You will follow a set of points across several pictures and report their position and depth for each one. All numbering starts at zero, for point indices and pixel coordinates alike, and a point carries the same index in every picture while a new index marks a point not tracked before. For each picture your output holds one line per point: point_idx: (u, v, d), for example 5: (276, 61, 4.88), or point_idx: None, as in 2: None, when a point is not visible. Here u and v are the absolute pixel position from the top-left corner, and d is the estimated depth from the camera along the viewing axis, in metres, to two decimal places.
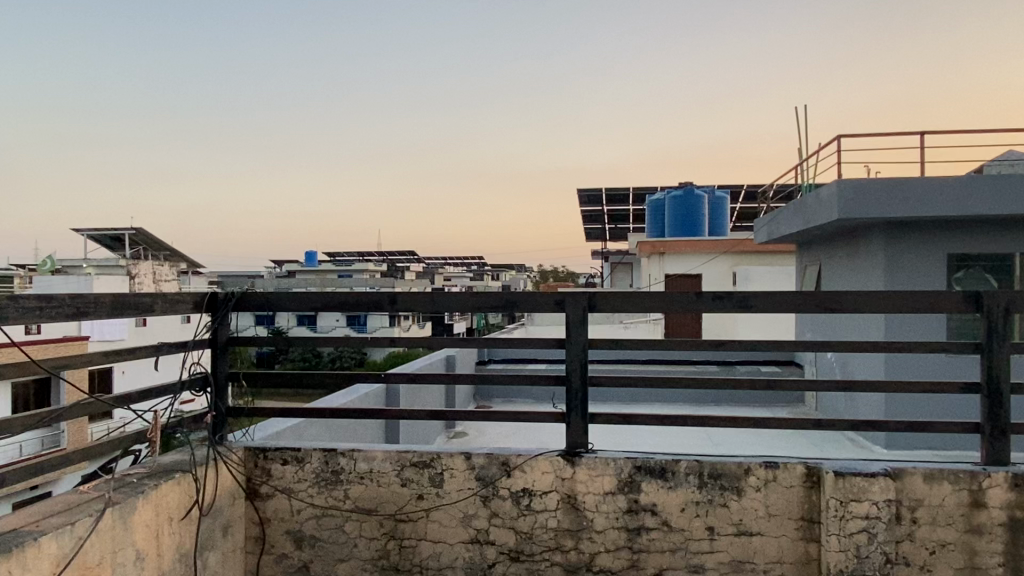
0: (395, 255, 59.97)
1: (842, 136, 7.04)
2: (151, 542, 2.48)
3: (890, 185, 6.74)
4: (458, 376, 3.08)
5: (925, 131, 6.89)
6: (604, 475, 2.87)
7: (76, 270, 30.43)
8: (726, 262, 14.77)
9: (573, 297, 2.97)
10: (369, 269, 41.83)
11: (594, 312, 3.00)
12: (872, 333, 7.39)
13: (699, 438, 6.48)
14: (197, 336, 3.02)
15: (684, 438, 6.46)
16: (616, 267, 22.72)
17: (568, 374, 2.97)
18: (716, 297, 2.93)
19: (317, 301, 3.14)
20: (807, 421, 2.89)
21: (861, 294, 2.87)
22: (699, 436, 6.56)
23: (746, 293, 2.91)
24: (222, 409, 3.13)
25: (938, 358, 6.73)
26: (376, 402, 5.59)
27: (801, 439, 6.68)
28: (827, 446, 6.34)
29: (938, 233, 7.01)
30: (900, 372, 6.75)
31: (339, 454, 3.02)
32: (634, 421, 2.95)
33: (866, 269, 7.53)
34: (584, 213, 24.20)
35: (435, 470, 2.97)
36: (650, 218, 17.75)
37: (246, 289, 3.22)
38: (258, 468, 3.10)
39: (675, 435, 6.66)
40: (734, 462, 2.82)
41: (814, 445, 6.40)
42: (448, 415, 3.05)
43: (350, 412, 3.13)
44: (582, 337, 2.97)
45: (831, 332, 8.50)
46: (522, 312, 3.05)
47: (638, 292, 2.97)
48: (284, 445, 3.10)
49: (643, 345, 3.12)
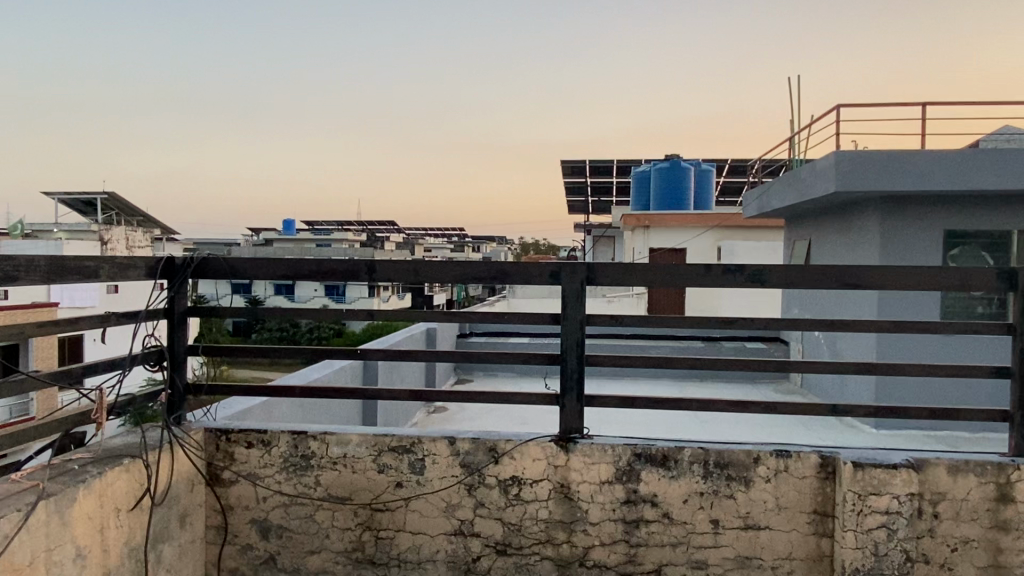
0: (374, 225, 59.35)
1: (841, 105, 6.68)
2: (93, 537, 2.19)
3: (889, 157, 6.49)
4: (440, 354, 2.79)
5: (926, 102, 6.65)
6: (601, 463, 2.62)
7: (46, 235, 29.68)
8: (711, 236, 14.59)
9: (570, 267, 2.69)
10: (348, 238, 41.40)
11: (592, 285, 2.73)
12: (864, 310, 7.22)
13: (686, 417, 6.30)
14: (150, 305, 2.70)
15: (670, 418, 6.29)
16: (598, 241, 22.55)
17: (563, 355, 2.70)
18: (727, 270, 2.67)
19: (286, 269, 2.84)
20: (822, 406, 2.65)
21: (885, 270, 2.63)
22: (686, 415, 6.39)
23: (759, 267, 2.66)
24: (179, 388, 2.83)
25: (931, 338, 6.57)
26: (353, 380, 5.32)
27: (789, 418, 6.53)
28: (816, 427, 6.21)
29: (935, 207, 6.82)
30: (891, 354, 6.60)
31: (310, 437, 2.76)
32: (634, 404, 2.70)
33: (859, 245, 7.33)
34: (567, 185, 23.94)
35: (415, 456, 2.71)
36: (634, 190, 17.48)
37: (209, 254, 2.91)
38: (219, 452, 2.81)
39: (661, 413, 6.48)
40: (743, 451, 2.58)
41: (803, 426, 6.25)
42: (431, 395, 2.77)
43: (322, 391, 2.85)
44: (580, 313, 2.70)
45: (820, 311, 8.31)
46: (512, 285, 2.77)
47: (641, 264, 2.69)
48: (248, 427, 2.82)
49: (646, 321, 2.85)
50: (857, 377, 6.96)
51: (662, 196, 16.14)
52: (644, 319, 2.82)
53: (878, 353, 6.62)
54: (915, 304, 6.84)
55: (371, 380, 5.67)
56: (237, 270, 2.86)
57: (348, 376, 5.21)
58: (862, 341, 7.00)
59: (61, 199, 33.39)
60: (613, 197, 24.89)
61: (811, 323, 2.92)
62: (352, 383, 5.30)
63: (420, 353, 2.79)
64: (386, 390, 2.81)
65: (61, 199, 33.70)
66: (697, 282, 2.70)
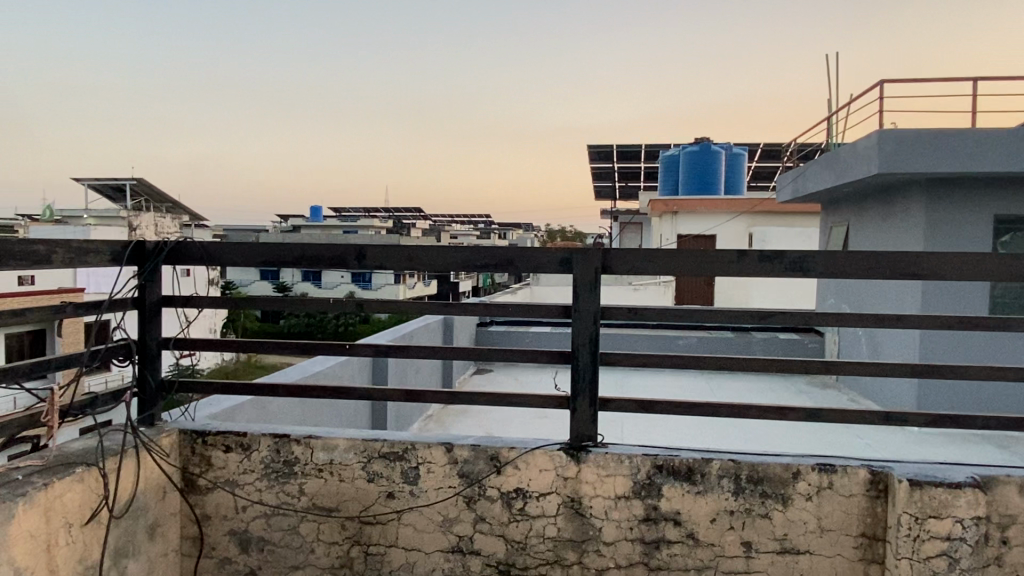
0: (401, 211, 59.23)
1: (886, 80, 6.23)
2: (38, 556, 1.94)
3: (937, 136, 6.03)
4: (438, 350, 2.49)
5: (978, 77, 6.16)
6: (617, 475, 2.31)
7: (76, 220, 29.94)
8: (742, 222, 14.10)
9: (583, 253, 2.37)
10: (374, 225, 41.33)
11: (608, 275, 2.41)
12: (905, 301, 6.78)
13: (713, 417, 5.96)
14: (115, 295, 2.44)
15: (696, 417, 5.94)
16: (625, 227, 22.09)
17: (575, 353, 2.39)
18: (763, 258, 2.34)
19: (266, 255, 2.56)
20: (872, 414, 2.31)
21: (947, 257, 2.28)
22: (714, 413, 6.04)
23: (801, 254, 2.32)
24: (150, 385, 2.58)
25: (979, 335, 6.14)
26: (360, 379, 5.02)
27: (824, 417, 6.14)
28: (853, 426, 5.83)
29: (985, 191, 6.35)
30: (935, 352, 6.17)
31: (293, 441, 2.48)
32: (654, 408, 2.38)
33: (902, 230, 6.89)
34: (594, 170, 23.46)
35: (408, 464, 2.42)
36: (663, 175, 17.00)
37: (184, 238, 2.63)
38: (196, 456, 2.55)
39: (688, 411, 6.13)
40: (779, 463, 2.25)
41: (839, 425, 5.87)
42: (427, 396, 2.48)
43: (308, 390, 2.57)
44: (595, 304, 2.38)
45: (859, 304, 7.86)
46: (519, 272, 2.45)
47: (665, 250, 2.36)
48: (227, 429, 2.55)
49: (670, 314, 2.51)
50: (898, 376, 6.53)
51: (692, 181, 15.65)
52: (667, 312, 2.49)
53: (921, 352, 6.17)
54: (962, 297, 6.39)
55: (381, 380, 5.36)
56: (213, 256, 2.59)
57: (354, 374, 4.91)
58: (904, 338, 6.56)
59: (91, 184, 33.70)
60: (641, 182, 24.36)
61: (859, 318, 2.53)
62: (359, 383, 4.99)
63: (415, 350, 2.50)
64: (378, 390, 2.52)
65: (90, 184, 34.05)
66: (729, 271, 2.36)
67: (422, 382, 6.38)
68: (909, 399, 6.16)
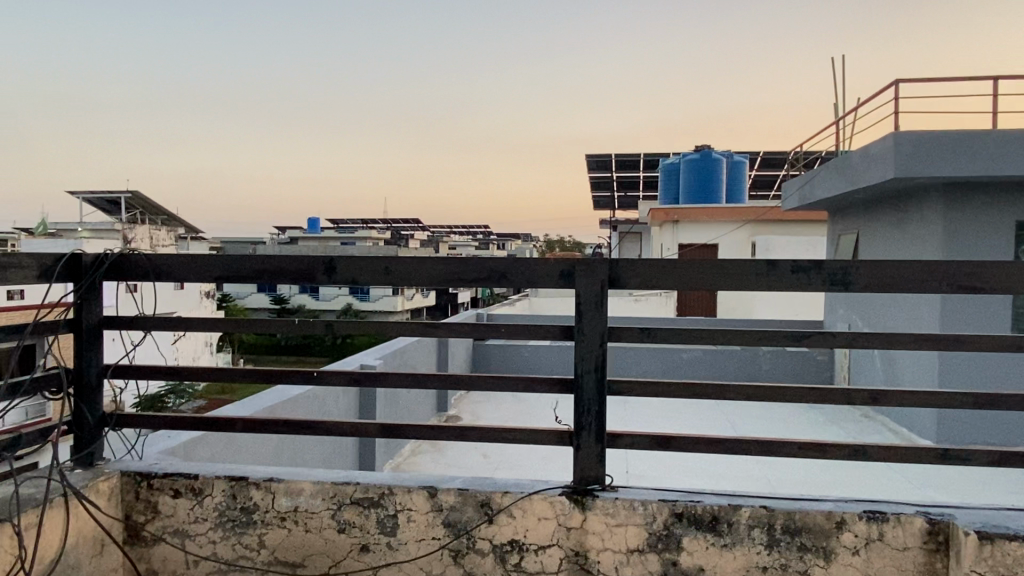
0: (399, 222, 58.97)
1: (901, 80, 5.92)
2: None
3: (957, 138, 5.71)
4: (421, 379, 2.16)
5: (998, 75, 5.84)
6: (629, 525, 1.97)
7: (69, 234, 29.54)
8: (744, 231, 13.79)
9: (586, 264, 2.05)
10: (372, 236, 41.04)
11: (614, 289, 2.08)
12: (921, 314, 6.44)
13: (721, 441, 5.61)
14: (44, 317, 2.11)
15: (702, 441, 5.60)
16: (625, 237, 21.78)
17: (578, 381, 2.05)
18: (797, 269, 2.00)
19: (219, 269, 2.23)
20: (926, 453, 1.97)
21: (1014, 268, 1.94)
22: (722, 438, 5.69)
23: (841, 264, 1.98)
24: (88, 421, 2.24)
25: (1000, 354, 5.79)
26: (342, 415, 4.51)
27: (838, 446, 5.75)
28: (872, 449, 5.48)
29: (1006, 196, 6.02)
30: (956, 369, 5.81)
31: (251, 485, 2.14)
32: (672, 446, 2.04)
33: (918, 237, 6.55)
34: (593, 180, 23.18)
35: (385, 512, 2.07)
36: (662, 184, 16.71)
37: (128, 252, 2.30)
38: (140, 502, 2.21)
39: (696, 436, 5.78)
40: (820, 510, 1.91)
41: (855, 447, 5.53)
42: (409, 431, 2.14)
43: (270, 424, 2.23)
44: (602, 323, 2.04)
45: (871, 317, 7.52)
46: (513, 287, 2.12)
47: (682, 260, 2.02)
48: (176, 470, 2.21)
49: (688, 336, 2.06)
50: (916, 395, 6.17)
51: (693, 189, 15.36)
52: (685, 332, 2.05)
53: (940, 380, 5.82)
54: (982, 311, 6.04)
55: (368, 415, 4.82)
56: (161, 270, 2.27)
57: (335, 410, 4.41)
58: (919, 359, 6.20)
59: (85, 198, 33.37)
60: (640, 192, 24.08)
61: (917, 342, 2.04)
62: (341, 417, 4.49)
63: (392, 378, 2.16)
64: (352, 425, 2.17)
65: (84, 197, 33.70)
66: (757, 285, 2.03)
67: (414, 415, 5.91)
68: (928, 426, 5.82)
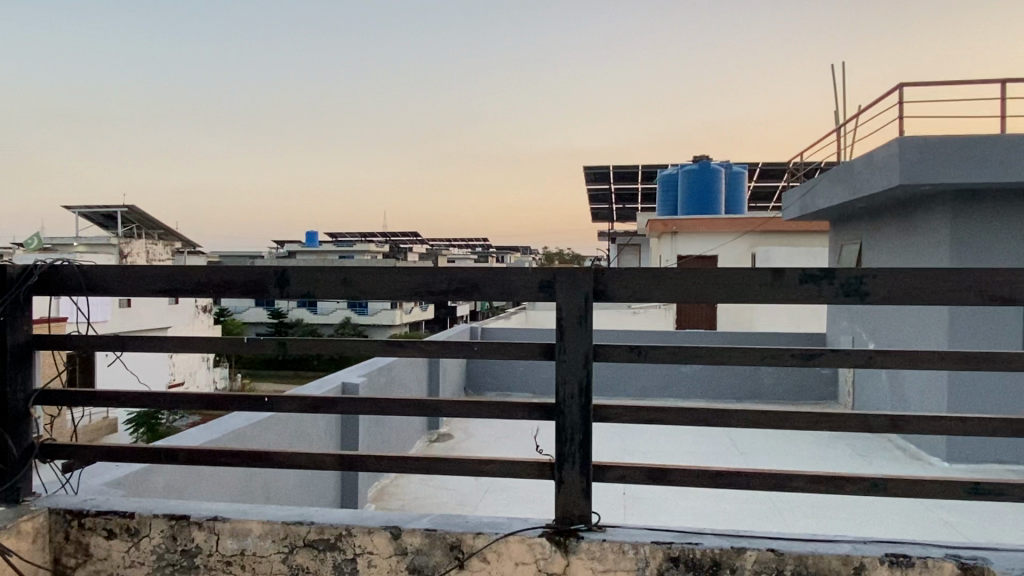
0: (397, 235, 58.82)
1: (905, 83, 5.71)
2: None
3: (964, 143, 5.49)
4: (384, 406, 1.93)
5: (1006, 79, 5.63)
6: (618, 572, 1.73)
7: (64, 249, 29.26)
8: (744, 243, 13.56)
9: (569, 273, 1.83)
10: (370, 250, 40.86)
11: (601, 302, 1.85)
12: (928, 327, 6.19)
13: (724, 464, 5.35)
14: None
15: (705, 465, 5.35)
16: (624, 249, 21.58)
17: (560, 408, 1.81)
18: (808, 278, 1.77)
19: (162, 282, 2.01)
20: (956, 486, 1.73)
21: None
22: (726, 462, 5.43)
23: (857, 271, 1.75)
24: (14, 452, 2.00)
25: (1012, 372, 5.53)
26: (323, 445, 4.21)
27: (843, 465, 5.48)
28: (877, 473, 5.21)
29: (1017, 203, 5.80)
30: (967, 387, 5.55)
31: (193, 525, 1.90)
32: (667, 479, 1.80)
33: (925, 247, 6.32)
34: (591, 192, 23.00)
35: (343, 555, 1.83)
36: (661, 195, 16.51)
37: (62, 264, 2.08)
38: (71, 544, 1.97)
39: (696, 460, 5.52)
40: (835, 553, 1.67)
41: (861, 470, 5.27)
42: (370, 463, 1.90)
43: (215, 456, 1.99)
44: (587, 340, 1.81)
45: (876, 330, 7.27)
46: (487, 300, 1.89)
47: (673, 270, 1.80)
48: (111, 508, 1.97)
49: (684, 355, 1.83)
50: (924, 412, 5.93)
51: (692, 200, 15.17)
52: (681, 351, 1.81)
53: (950, 397, 5.56)
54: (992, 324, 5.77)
55: (351, 445, 4.52)
56: (96, 283, 2.04)
57: (316, 439, 4.10)
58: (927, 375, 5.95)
59: (81, 212, 33.17)
60: (639, 204, 23.90)
61: (943, 360, 1.80)
62: (322, 448, 4.19)
63: (352, 404, 1.92)
64: (307, 456, 1.94)
65: (81, 211, 33.53)
66: (761, 297, 1.80)
67: (402, 439, 5.63)
68: (937, 446, 5.56)
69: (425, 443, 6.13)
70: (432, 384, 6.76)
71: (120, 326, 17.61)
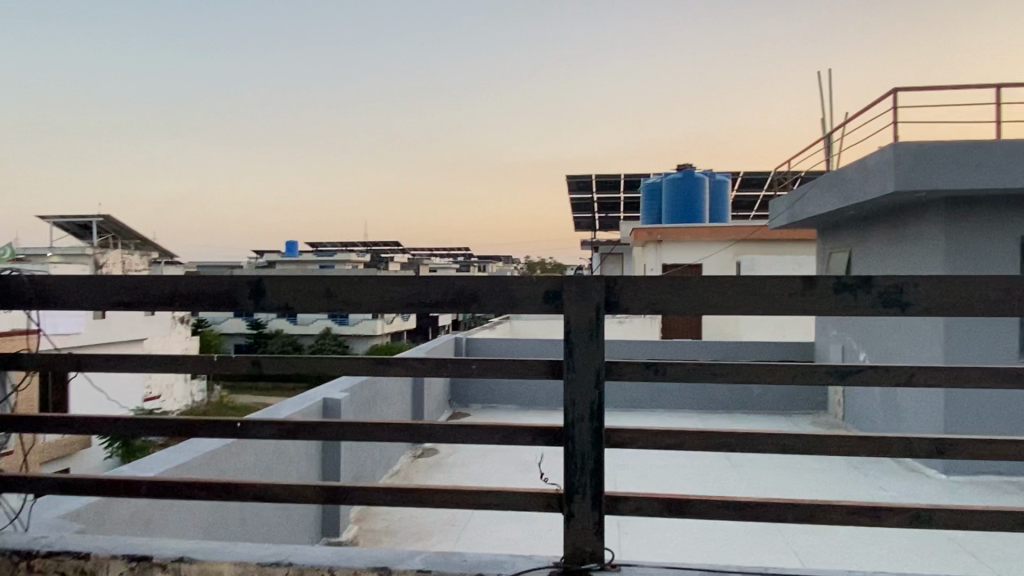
0: (378, 245, 58.48)
1: (898, 88, 5.61)
2: None
3: (959, 150, 5.40)
4: (371, 431, 1.74)
5: (999, 84, 5.54)
6: None
7: (36, 260, 28.61)
8: (729, 251, 13.49)
9: (578, 281, 1.65)
10: (351, 260, 40.54)
11: (612, 313, 1.67)
12: (919, 342, 6.03)
13: (717, 482, 5.19)
14: None
15: (700, 483, 5.18)
16: (606, 258, 21.49)
17: (569, 431, 1.63)
18: (843, 287, 1.61)
19: (122, 294, 1.81)
20: (1006, 517, 1.57)
21: None
22: (719, 480, 5.28)
23: (897, 280, 1.59)
24: None
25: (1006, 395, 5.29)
26: (304, 475, 3.98)
27: (839, 480, 5.34)
28: (873, 487, 5.08)
29: (1011, 210, 5.72)
30: (963, 410, 5.29)
31: (156, 567, 1.69)
32: (687, 511, 1.62)
33: (918, 255, 6.22)
34: (573, 201, 22.90)
35: None
36: (644, 204, 16.43)
37: (11, 274, 1.86)
38: None
39: (689, 477, 5.36)
40: None
41: (858, 487, 5.12)
42: (356, 495, 1.71)
43: (181, 487, 1.78)
44: (599, 357, 1.63)
45: (866, 339, 7.17)
46: (486, 312, 1.70)
47: (694, 278, 1.63)
48: (62, 548, 1.75)
49: (705, 373, 1.66)
50: (919, 429, 5.73)
51: (675, 209, 15.10)
52: (702, 368, 1.65)
53: (946, 420, 5.31)
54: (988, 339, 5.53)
55: (332, 475, 4.28)
56: (49, 295, 1.83)
57: (296, 463, 3.88)
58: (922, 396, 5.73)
59: (54, 222, 32.55)
60: (621, 212, 23.86)
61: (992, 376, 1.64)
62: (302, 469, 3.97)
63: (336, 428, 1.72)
64: (285, 487, 1.74)
65: (55, 221, 32.82)
66: (791, 308, 1.63)
67: (385, 457, 5.41)
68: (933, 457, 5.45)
69: (408, 459, 5.92)
70: (416, 405, 6.54)
71: (93, 339, 17.15)
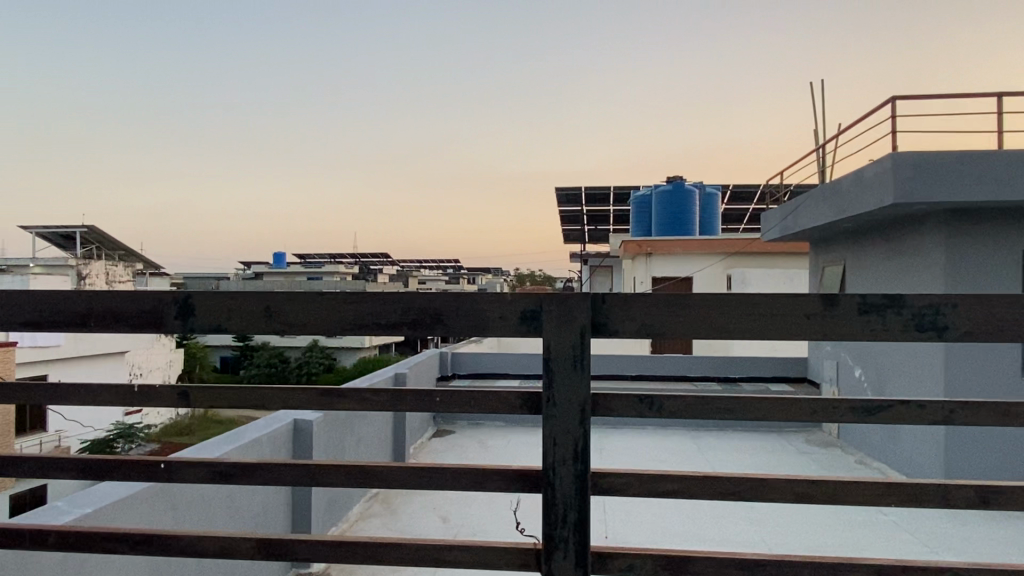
0: (367, 257, 58.16)
1: (896, 97, 5.43)
2: None
3: (960, 160, 5.22)
4: (319, 473, 1.50)
5: (999, 92, 5.37)
6: None
7: (19, 270, 28.21)
8: (720, 264, 13.29)
9: (560, 301, 1.41)
10: (340, 271, 40.21)
11: (599, 335, 1.43)
12: (914, 368, 5.76)
13: (708, 507, 4.94)
14: None
15: (690, 508, 4.93)
16: (596, 271, 21.31)
17: (549, 476, 1.39)
18: (867, 308, 1.38)
19: (30, 312, 1.54)
20: None
21: None
22: (710, 507, 5.03)
23: (930, 301, 1.36)
24: None
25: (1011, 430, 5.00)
26: (271, 514, 3.69)
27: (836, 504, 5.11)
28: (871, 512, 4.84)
29: (1012, 224, 5.53)
30: (964, 442, 5.00)
31: None
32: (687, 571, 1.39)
33: (916, 269, 6.02)
34: (563, 213, 22.75)
35: None
36: (635, 216, 16.28)
37: None
38: None
39: (679, 503, 5.10)
40: None
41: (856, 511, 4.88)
42: (299, 549, 1.46)
43: (99, 537, 1.53)
44: (585, 388, 1.39)
45: (862, 357, 6.96)
46: (453, 334, 1.47)
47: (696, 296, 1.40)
48: None
49: (707, 408, 1.43)
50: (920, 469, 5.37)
51: (666, 222, 14.94)
52: (704, 403, 1.42)
53: (947, 449, 5.01)
54: (992, 373, 5.15)
55: (302, 514, 4.00)
56: None
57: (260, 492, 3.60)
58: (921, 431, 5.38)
59: (39, 233, 32.13)
60: (611, 225, 23.72)
61: None
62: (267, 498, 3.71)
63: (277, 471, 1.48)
64: (218, 537, 1.49)
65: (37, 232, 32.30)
66: (808, 331, 1.40)
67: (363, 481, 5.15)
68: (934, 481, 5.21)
69: None
70: (397, 440, 6.24)
71: (73, 351, 16.74)
